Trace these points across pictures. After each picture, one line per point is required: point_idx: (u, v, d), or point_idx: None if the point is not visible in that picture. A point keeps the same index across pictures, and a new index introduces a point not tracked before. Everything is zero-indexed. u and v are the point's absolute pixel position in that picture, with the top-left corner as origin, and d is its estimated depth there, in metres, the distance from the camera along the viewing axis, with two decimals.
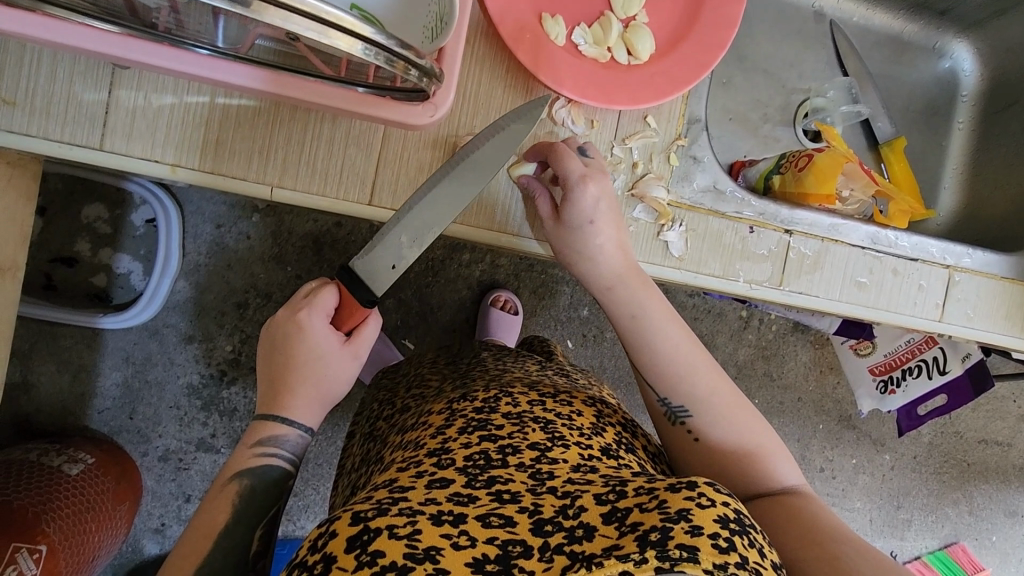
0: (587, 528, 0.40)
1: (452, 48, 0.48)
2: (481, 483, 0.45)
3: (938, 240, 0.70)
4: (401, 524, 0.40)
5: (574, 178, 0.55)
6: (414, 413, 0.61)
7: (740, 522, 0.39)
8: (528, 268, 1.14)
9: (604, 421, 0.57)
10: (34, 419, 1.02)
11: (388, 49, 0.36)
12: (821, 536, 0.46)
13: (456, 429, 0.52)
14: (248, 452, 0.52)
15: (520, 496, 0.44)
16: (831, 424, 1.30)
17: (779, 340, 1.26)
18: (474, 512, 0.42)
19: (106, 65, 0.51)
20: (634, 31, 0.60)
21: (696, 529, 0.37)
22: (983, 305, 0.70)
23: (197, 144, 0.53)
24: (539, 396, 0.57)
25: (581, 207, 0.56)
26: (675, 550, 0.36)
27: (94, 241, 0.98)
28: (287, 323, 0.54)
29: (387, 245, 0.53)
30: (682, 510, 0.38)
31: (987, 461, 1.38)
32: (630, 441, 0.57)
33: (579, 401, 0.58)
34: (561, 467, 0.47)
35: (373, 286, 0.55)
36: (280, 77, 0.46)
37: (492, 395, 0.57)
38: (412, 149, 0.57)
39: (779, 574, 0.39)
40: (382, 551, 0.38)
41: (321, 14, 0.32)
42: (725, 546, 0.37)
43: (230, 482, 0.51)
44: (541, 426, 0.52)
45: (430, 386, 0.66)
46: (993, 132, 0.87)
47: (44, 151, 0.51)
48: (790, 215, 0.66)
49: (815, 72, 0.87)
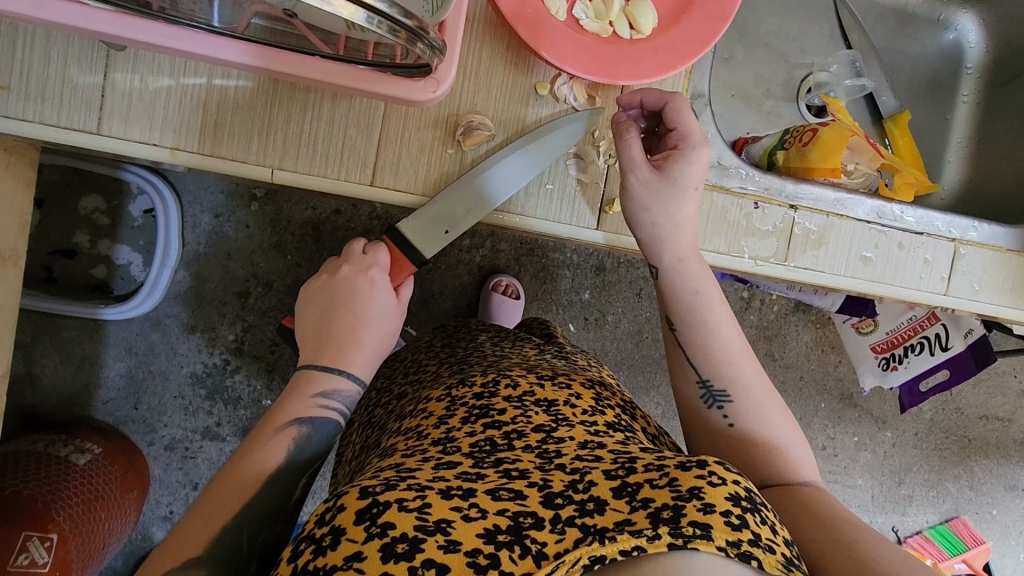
0: (598, 503, 0.40)
1: (453, 22, 0.48)
2: (488, 463, 0.45)
3: (944, 214, 0.69)
4: (410, 498, 0.40)
5: (695, 138, 0.55)
6: (413, 399, 0.60)
7: (751, 500, 0.39)
8: (528, 252, 1.13)
9: (603, 403, 0.56)
10: (39, 411, 1.02)
11: (391, 17, 0.35)
12: (834, 521, 0.46)
13: (460, 418, 0.52)
14: (311, 400, 0.53)
15: (529, 472, 0.44)
16: (832, 403, 1.31)
17: (780, 320, 1.26)
18: (483, 487, 0.42)
19: (101, 46, 0.50)
20: (637, 5, 0.59)
21: (708, 507, 0.37)
22: (988, 278, 0.70)
23: (195, 127, 0.52)
24: (538, 378, 0.57)
25: (692, 167, 0.55)
26: (688, 527, 0.36)
27: (93, 232, 0.98)
28: (356, 280, 0.58)
29: (441, 212, 0.57)
30: (694, 488, 0.38)
31: (987, 436, 1.39)
32: (630, 422, 0.56)
33: (578, 384, 0.58)
34: (568, 445, 0.47)
35: (423, 249, 0.59)
36: (273, 53, 0.46)
37: (491, 379, 0.56)
38: (414, 129, 0.56)
39: (792, 551, 0.39)
40: (392, 523, 0.38)
41: None
42: (737, 524, 0.37)
43: (290, 426, 0.52)
44: (544, 409, 0.52)
45: (427, 371, 0.66)
46: (998, 105, 0.87)
47: (40, 136, 0.50)
48: (795, 190, 0.66)
49: (817, 46, 0.86)
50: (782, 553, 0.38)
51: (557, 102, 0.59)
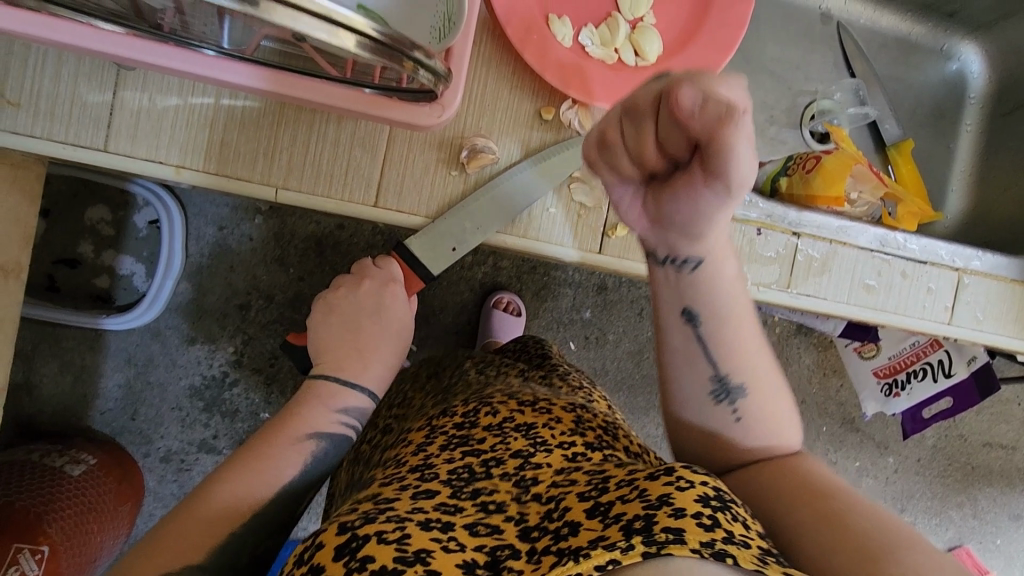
0: (572, 526, 0.40)
1: (460, 45, 0.47)
2: (466, 493, 0.45)
3: (947, 243, 0.69)
4: (389, 530, 0.39)
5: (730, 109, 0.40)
6: (398, 432, 0.62)
7: (721, 499, 0.39)
8: (530, 270, 1.13)
9: (584, 426, 0.55)
10: (36, 420, 1.01)
11: (397, 45, 0.36)
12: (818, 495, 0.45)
13: (438, 446, 0.52)
14: (330, 416, 0.54)
15: (506, 505, 0.44)
16: (834, 427, 1.30)
17: (782, 342, 1.25)
18: (462, 521, 0.42)
19: (112, 65, 0.50)
20: (642, 33, 0.60)
21: (679, 511, 0.37)
22: (991, 309, 0.70)
23: (201, 145, 0.53)
24: (518, 405, 0.56)
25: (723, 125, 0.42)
26: (660, 534, 0.36)
27: (97, 242, 0.98)
28: (379, 296, 0.59)
29: (450, 229, 0.57)
30: (664, 495, 0.38)
31: (991, 463, 1.37)
32: (609, 442, 0.55)
33: (559, 408, 0.57)
34: (544, 472, 0.47)
35: (431, 266, 0.59)
36: (285, 77, 0.47)
37: (471, 409, 0.57)
38: (417, 151, 0.57)
39: (765, 543, 0.39)
40: (372, 556, 0.38)
41: (332, 15, 0.32)
42: (709, 524, 0.37)
43: (307, 440, 0.52)
44: (523, 433, 0.52)
45: (413, 406, 0.67)
46: (1000, 135, 0.87)
47: (48, 152, 0.50)
48: (798, 218, 0.65)
49: (821, 74, 0.86)
50: (757, 545, 0.38)
51: (561, 126, 0.59)
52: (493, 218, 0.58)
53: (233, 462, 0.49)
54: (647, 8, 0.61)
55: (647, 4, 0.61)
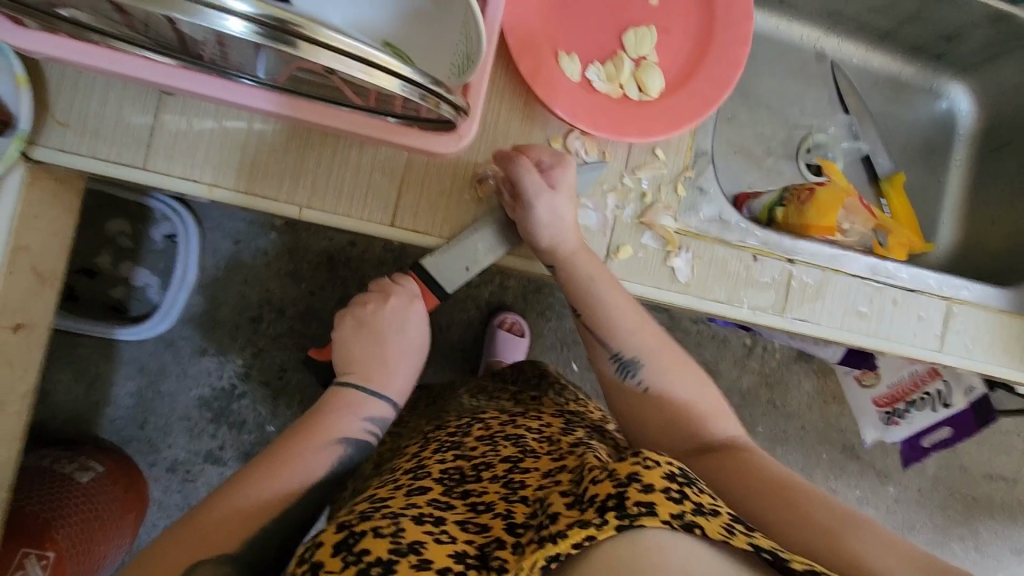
0: (552, 514, 0.41)
1: (476, 84, 0.52)
2: (456, 493, 0.48)
3: (936, 273, 0.72)
4: (384, 525, 0.42)
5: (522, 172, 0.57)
6: (394, 449, 0.65)
7: (687, 475, 0.42)
8: (536, 290, 1.16)
9: (573, 426, 0.60)
10: (48, 426, 1.04)
11: (423, 85, 0.40)
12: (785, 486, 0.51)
13: (432, 450, 0.55)
14: (357, 422, 0.57)
15: (494, 505, 0.46)
16: (835, 454, 1.31)
17: (783, 368, 1.27)
18: (453, 517, 0.45)
19: (154, 91, 0.54)
20: (646, 69, 0.64)
21: (648, 486, 0.39)
22: (982, 337, 0.72)
23: (233, 166, 0.56)
24: (509, 418, 0.61)
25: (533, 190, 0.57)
26: (632, 508, 0.38)
27: (116, 254, 1.02)
28: (401, 312, 0.61)
29: (463, 249, 0.59)
30: (632, 474, 0.40)
31: (993, 496, 1.37)
32: (601, 444, 0.58)
33: (548, 416, 0.62)
34: (532, 475, 0.49)
35: (447, 283, 0.60)
36: (316, 106, 0.51)
37: (464, 423, 0.60)
38: (434, 174, 0.60)
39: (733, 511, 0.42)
40: (368, 550, 0.40)
41: (370, 58, 0.36)
42: (678, 497, 0.40)
43: (336, 444, 0.55)
44: (512, 440, 0.55)
45: (408, 426, 0.71)
46: (989, 171, 0.90)
47: (91, 169, 0.54)
48: (792, 246, 0.69)
49: (816, 108, 0.90)
50: (726, 515, 0.41)
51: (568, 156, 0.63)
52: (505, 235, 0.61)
53: (266, 461, 0.52)
54: (649, 47, 0.65)
55: (649, 44, 0.65)
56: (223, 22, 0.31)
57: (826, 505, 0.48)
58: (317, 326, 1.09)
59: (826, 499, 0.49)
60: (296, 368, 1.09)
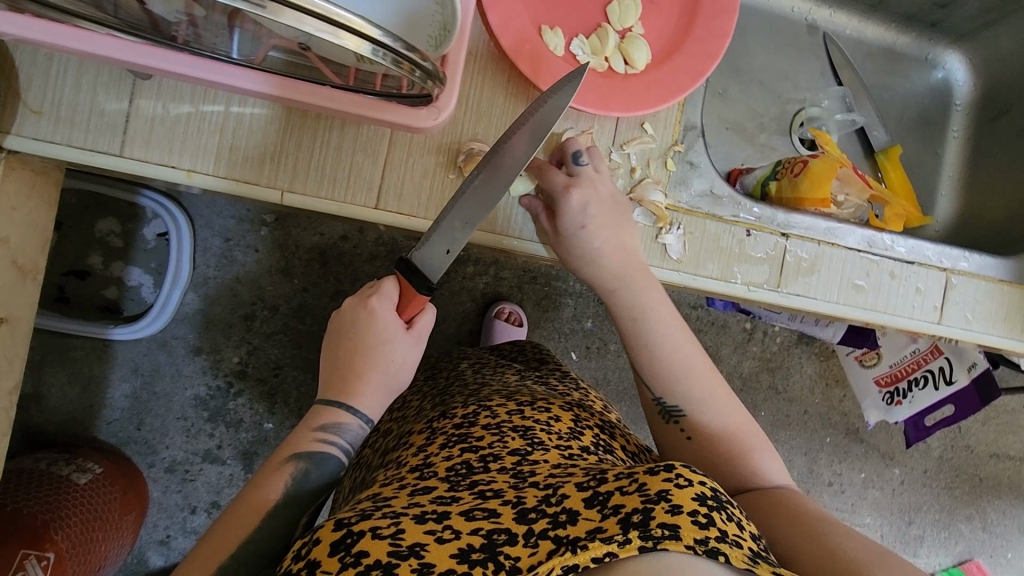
0: (570, 514, 0.42)
1: (454, 55, 0.51)
2: (463, 486, 0.47)
3: (934, 244, 0.71)
4: (384, 525, 0.41)
5: (557, 189, 0.56)
6: (397, 435, 0.63)
7: (717, 498, 0.41)
8: (532, 280, 1.15)
9: (581, 424, 0.59)
10: (43, 430, 1.03)
11: (395, 50, 0.39)
12: (807, 520, 0.49)
13: (438, 445, 0.54)
14: (309, 435, 0.52)
15: (503, 492, 0.46)
16: (838, 437, 1.30)
17: (783, 352, 1.26)
18: (458, 509, 0.44)
19: (128, 76, 0.53)
20: (631, 41, 0.62)
21: (675, 508, 0.39)
22: (981, 308, 0.71)
23: (211, 150, 0.55)
24: (517, 406, 0.59)
25: (569, 217, 0.56)
26: (656, 529, 0.38)
27: (107, 254, 1.01)
28: (357, 309, 0.55)
29: (442, 231, 0.52)
30: (662, 491, 0.40)
31: (999, 475, 1.36)
32: (608, 441, 0.59)
33: (557, 407, 0.60)
34: (542, 467, 0.49)
35: (428, 273, 0.54)
36: (293, 84, 0.50)
37: (471, 410, 0.58)
38: (417, 154, 0.59)
39: (758, 544, 0.42)
40: (367, 551, 0.40)
41: (333, 17, 0.35)
42: (705, 522, 0.39)
43: (286, 462, 0.51)
44: (520, 434, 0.54)
45: (411, 407, 0.69)
46: (986, 142, 0.89)
47: (66, 157, 0.53)
48: (786, 220, 0.67)
49: (809, 83, 0.89)
50: (748, 546, 0.40)
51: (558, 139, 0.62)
52: (480, 210, 0.52)
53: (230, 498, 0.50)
54: (635, 18, 0.64)
55: (634, 15, 0.64)
56: None
57: (853, 537, 0.46)
58: (312, 321, 1.08)
59: (859, 535, 0.46)
60: (292, 365, 1.08)
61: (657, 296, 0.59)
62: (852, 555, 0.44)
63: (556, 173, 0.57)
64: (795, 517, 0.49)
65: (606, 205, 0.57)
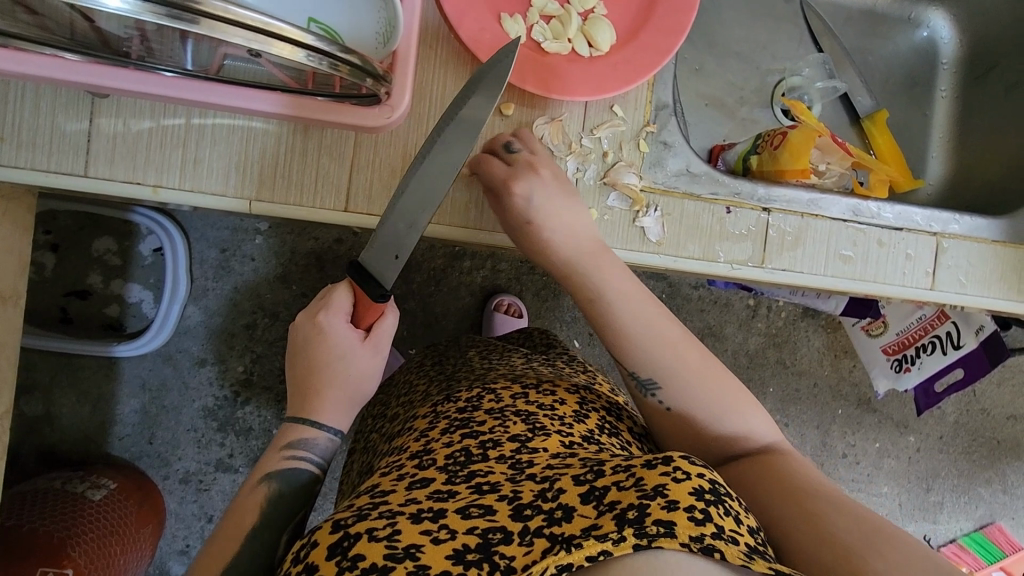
0: (566, 510, 0.41)
1: (405, 49, 0.51)
2: (461, 478, 0.47)
3: (923, 208, 0.69)
4: (380, 527, 0.41)
5: (498, 181, 0.57)
6: (404, 419, 0.63)
7: (715, 492, 0.40)
8: (529, 270, 1.14)
9: (587, 406, 0.59)
10: (58, 449, 1.05)
11: (329, 54, 0.41)
12: (806, 492, 0.48)
13: (440, 429, 0.54)
14: (278, 455, 0.53)
15: (500, 486, 0.45)
16: (850, 408, 1.28)
17: (789, 326, 1.24)
18: (454, 507, 0.43)
19: (87, 95, 0.53)
20: (594, 23, 0.61)
21: (672, 503, 0.38)
22: (975, 271, 0.69)
23: (175, 165, 0.55)
24: (522, 389, 0.59)
25: (515, 208, 0.57)
26: (651, 526, 0.37)
27: (105, 273, 1.02)
28: (306, 329, 0.55)
29: (386, 235, 0.53)
30: (659, 486, 0.39)
31: (1017, 436, 1.34)
32: (615, 424, 0.59)
33: (562, 390, 0.60)
34: (540, 456, 0.49)
35: (383, 280, 0.54)
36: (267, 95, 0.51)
37: (474, 394, 0.59)
38: (385, 153, 0.58)
39: (757, 538, 0.41)
40: (363, 554, 0.40)
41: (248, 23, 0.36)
42: (701, 518, 0.38)
43: (259, 484, 0.52)
44: (522, 418, 0.54)
45: (417, 391, 0.68)
46: (976, 99, 0.87)
47: (33, 181, 0.53)
48: (767, 194, 0.66)
49: (789, 52, 0.87)
50: (746, 543, 0.39)
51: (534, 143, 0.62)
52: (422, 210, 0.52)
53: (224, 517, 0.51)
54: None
55: None
56: None
57: (851, 517, 0.45)
58: None
59: (853, 509, 0.46)
60: None
61: (609, 270, 0.57)
62: (847, 537, 0.43)
63: (494, 163, 0.58)
64: (793, 489, 0.48)
65: (550, 192, 0.57)
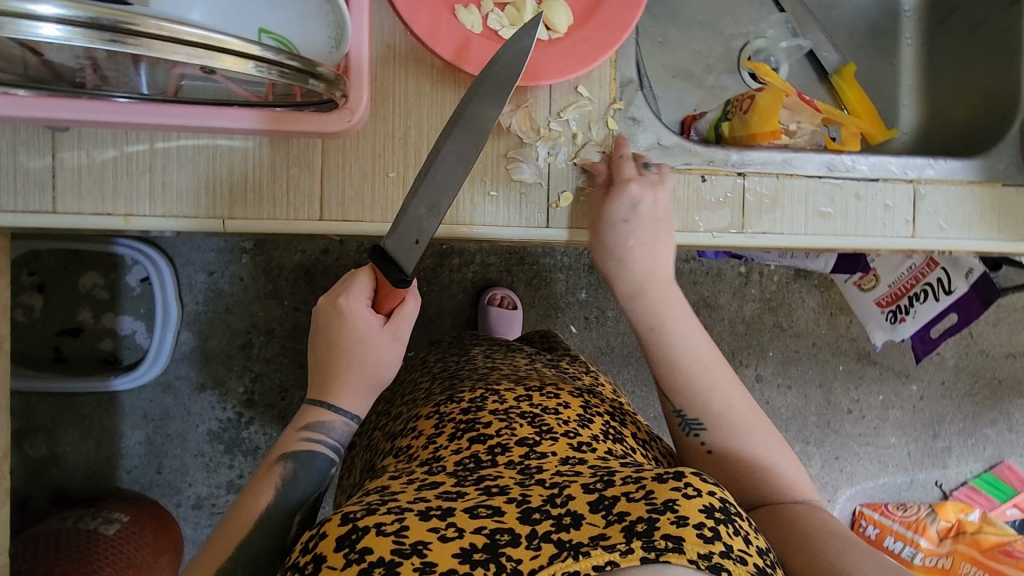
0: (574, 517, 0.41)
1: (357, 58, 0.52)
2: (470, 481, 0.47)
3: (897, 157, 0.69)
4: (389, 522, 0.41)
5: (622, 178, 0.61)
6: (405, 419, 0.63)
7: (726, 511, 0.41)
8: (519, 261, 1.14)
9: (591, 411, 0.59)
10: (67, 488, 1.05)
11: (279, 63, 0.41)
12: (815, 534, 0.51)
13: (447, 436, 0.54)
14: (295, 435, 0.54)
15: (509, 488, 0.45)
16: (851, 363, 1.29)
17: (783, 289, 1.25)
18: (463, 505, 0.43)
19: (46, 129, 0.53)
20: (549, 6, 0.61)
21: (681, 519, 0.39)
22: (954, 214, 0.69)
23: (144, 192, 0.55)
24: (525, 391, 0.59)
25: (618, 206, 0.61)
26: (660, 541, 0.38)
27: (95, 308, 1.01)
28: (327, 311, 0.55)
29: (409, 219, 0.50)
30: (669, 502, 0.40)
31: (1018, 374, 1.35)
32: (618, 429, 0.59)
33: (566, 393, 0.60)
34: (550, 461, 0.49)
35: (402, 264, 0.52)
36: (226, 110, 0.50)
37: (479, 394, 0.58)
38: (353, 157, 0.58)
39: (766, 558, 0.41)
40: (371, 548, 0.40)
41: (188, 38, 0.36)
42: (710, 536, 0.39)
43: (275, 464, 0.53)
44: (528, 421, 0.54)
45: (421, 389, 0.68)
46: (941, 44, 0.87)
47: (2, 223, 0.53)
48: (740, 158, 0.66)
49: (751, 15, 0.87)
50: (754, 563, 0.40)
51: (504, 133, 0.61)
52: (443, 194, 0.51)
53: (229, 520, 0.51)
54: None
55: None
56: (34, 29, 0.32)
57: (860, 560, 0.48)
58: None
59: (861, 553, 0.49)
60: (296, 386, 1.09)
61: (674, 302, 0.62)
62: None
63: (626, 166, 0.61)
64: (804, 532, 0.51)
65: (654, 211, 0.61)
